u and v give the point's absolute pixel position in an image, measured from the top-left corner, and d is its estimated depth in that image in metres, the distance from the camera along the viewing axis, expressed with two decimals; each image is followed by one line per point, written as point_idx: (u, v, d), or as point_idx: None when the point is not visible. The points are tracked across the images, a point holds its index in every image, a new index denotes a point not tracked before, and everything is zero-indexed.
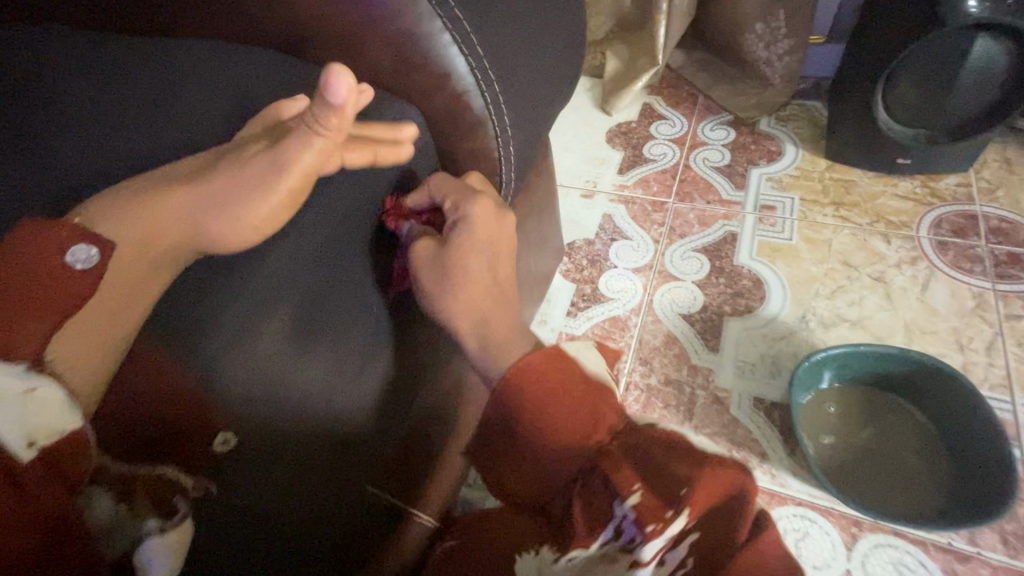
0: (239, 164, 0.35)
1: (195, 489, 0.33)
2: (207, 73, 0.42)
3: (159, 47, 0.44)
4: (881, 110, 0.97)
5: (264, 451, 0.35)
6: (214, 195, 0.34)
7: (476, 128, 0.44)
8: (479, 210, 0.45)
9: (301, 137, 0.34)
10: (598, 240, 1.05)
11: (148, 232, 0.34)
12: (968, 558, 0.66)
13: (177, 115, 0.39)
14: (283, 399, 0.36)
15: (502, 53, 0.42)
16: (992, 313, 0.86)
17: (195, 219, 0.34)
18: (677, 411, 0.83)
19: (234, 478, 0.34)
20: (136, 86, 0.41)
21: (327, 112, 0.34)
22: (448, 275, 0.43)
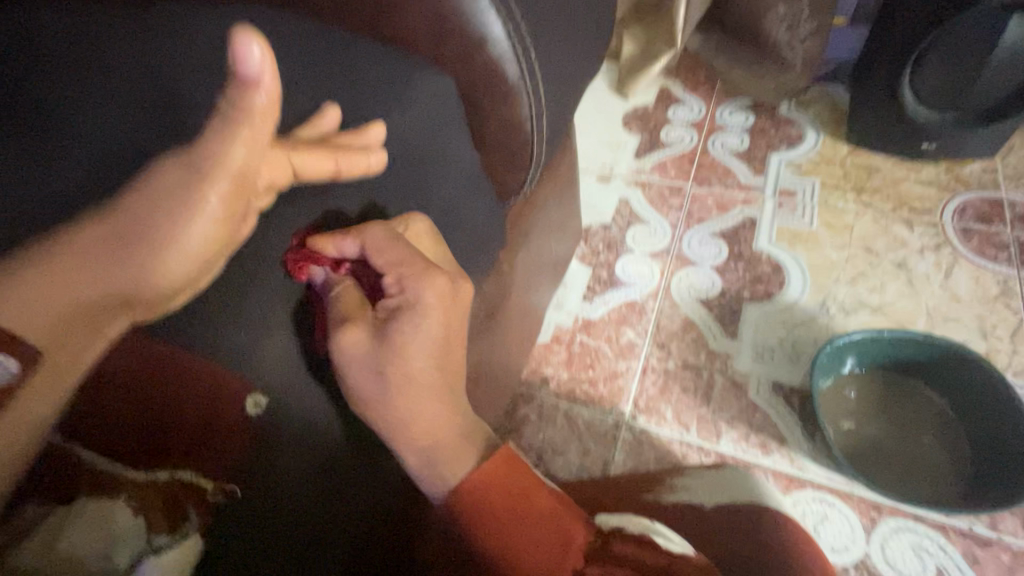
0: (148, 185, 0.29)
1: (216, 489, 0.30)
2: (191, 78, 0.38)
3: (153, 32, 0.40)
4: (907, 93, 0.95)
5: (290, 436, 0.32)
6: (138, 222, 0.29)
7: (509, 99, 0.43)
8: (429, 291, 0.36)
9: (221, 133, 0.28)
10: (615, 225, 1.04)
11: (60, 280, 0.27)
12: (988, 543, 0.66)
13: (187, 98, 0.37)
14: (293, 385, 0.32)
15: (536, 21, 0.41)
16: (1016, 300, 0.85)
17: (116, 256, 0.28)
18: (694, 395, 0.82)
19: (258, 468, 0.31)
20: (143, 62, 0.39)
21: (241, 92, 0.28)
22: (387, 380, 0.34)
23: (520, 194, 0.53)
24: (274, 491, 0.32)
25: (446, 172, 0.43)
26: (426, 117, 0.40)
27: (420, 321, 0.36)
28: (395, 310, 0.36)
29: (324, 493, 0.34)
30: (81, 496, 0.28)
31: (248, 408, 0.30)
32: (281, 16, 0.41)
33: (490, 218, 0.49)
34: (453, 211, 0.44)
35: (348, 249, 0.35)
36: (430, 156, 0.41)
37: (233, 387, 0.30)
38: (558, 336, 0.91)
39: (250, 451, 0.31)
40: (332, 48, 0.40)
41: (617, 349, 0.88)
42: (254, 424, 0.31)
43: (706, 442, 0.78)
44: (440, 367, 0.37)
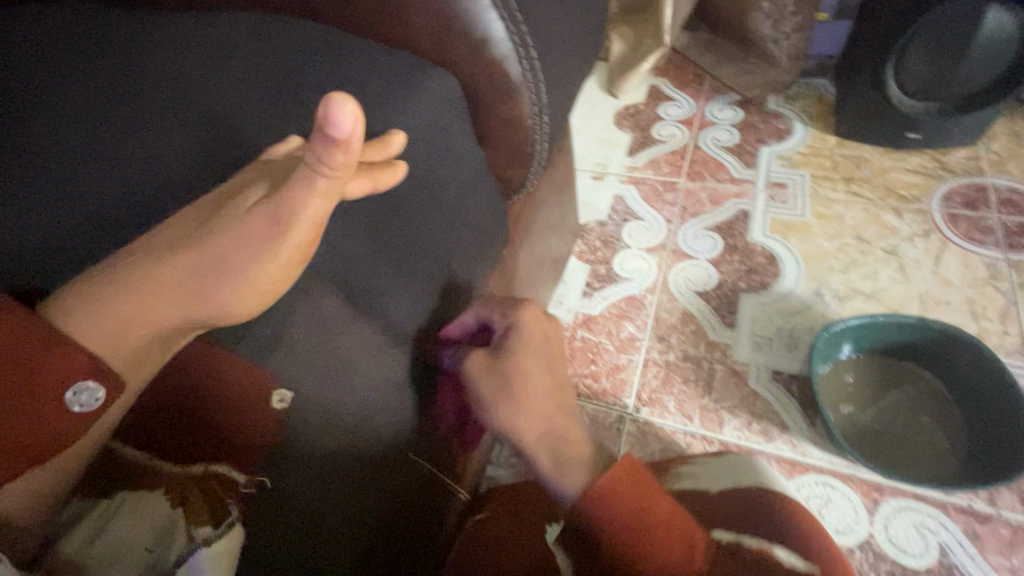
0: (232, 223, 0.30)
1: (250, 481, 0.31)
2: (203, 91, 0.38)
3: (165, 49, 0.41)
4: (892, 83, 0.97)
5: (319, 441, 0.33)
6: (211, 255, 0.29)
7: (513, 96, 0.44)
8: (526, 319, 0.45)
9: (302, 181, 0.29)
10: (611, 222, 1.05)
11: (141, 303, 0.29)
12: (988, 519, 0.68)
13: (211, 110, 0.37)
14: (320, 381, 0.33)
15: (536, 21, 0.43)
16: (1005, 283, 0.87)
17: (189, 285, 0.29)
18: (696, 385, 0.84)
19: (290, 467, 0.32)
20: (165, 79, 0.39)
21: (331, 151, 0.28)
22: (509, 395, 0.42)
23: (523, 190, 0.54)
24: (297, 479, 0.32)
25: (451, 168, 0.43)
26: (434, 118, 0.41)
27: (524, 347, 0.44)
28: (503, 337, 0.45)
29: (346, 484, 0.34)
30: (120, 492, 0.30)
31: (275, 403, 0.31)
32: (286, 24, 0.42)
33: (495, 214, 0.50)
34: (460, 208, 0.45)
35: (466, 321, 0.44)
36: (437, 153, 0.42)
37: (262, 379, 0.31)
38: (559, 332, 0.92)
39: (283, 443, 0.32)
40: (339, 50, 0.40)
41: (618, 344, 0.89)
42: (283, 418, 0.32)
43: (709, 431, 0.79)
44: (549, 373, 0.45)
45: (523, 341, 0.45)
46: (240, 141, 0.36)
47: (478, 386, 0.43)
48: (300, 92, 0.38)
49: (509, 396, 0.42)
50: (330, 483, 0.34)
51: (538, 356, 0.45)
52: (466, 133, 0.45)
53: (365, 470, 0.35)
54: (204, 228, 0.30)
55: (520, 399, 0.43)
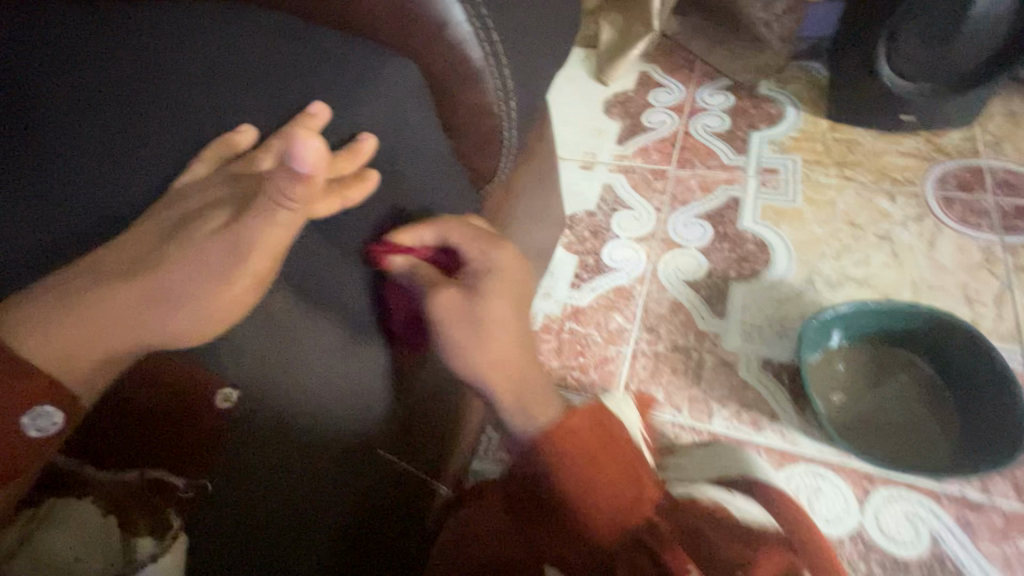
0: (190, 250, 0.30)
1: (191, 485, 0.32)
2: (143, 70, 0.36)
3: (106, 27, 0.38)
4: (884, 63, 0.95)
5: (261, 437, 0.34)
6: (166, 285, 0.30)
7: (476, 81, 0.43)
8: (502, 256, 0.42)
9: (262, 211, 0.29)
10: (599, 212, 1.03)
11: (94, 331, 0.29)
12: (981, 507, 0.67)
13: (148, 94, 0.35)
14: (268, 381, 0.33)
15: (497, 3, 0.41)
16: (1000, 266, 0.85)
17: (141, 314, 0.30)
18: (685, 376, 0.82)
19: (228, 463, 0.33)
20: (98, 61, 0.36)
21: (292, 183, 0.29)
22: (476, 330, 0.40)
23: (496, 179, 0.53)
24: (250, 475, 0.34)
25: (414, 157, 0.42)
26: (392, 105, 0.39)
27: (499, 280, 0.42)
28: (480, 275, 0.41)
29: (302, 480, 0.36)
30: (56, 499, 0.30)
31: (220, 403, 0.32)
32: (238, 8, 0.40)
33: (464, 205, 0.49)
34: (426, 200, 0.44)
35: (427, 237, 0.41)
36: (398, 141, 0.40)
37: (202, 385, 0.31)
38: (547, 324, 0.91)
39: (225, 441, 0.33)
40: (292, 34, 0.39)
41: (606, 335, 0.88)
42: (229, 419, 0.32)
43: (698, 422, 0.78)
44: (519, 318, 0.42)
45: (496, 272, 0.42)
46: (182, 130, 0.34)
47: (449, 330, 0.40)
48: (248, 77, 0.36)
49: (477, 339, 0.40)
50: (281, 479, 0.35)
51: (510, 285, 0.42)
52: (431, 122, 0.43)
53: (322, 467, 0.37)
54: (153, 252, 0.31)
55: (490, 342, 0.40)
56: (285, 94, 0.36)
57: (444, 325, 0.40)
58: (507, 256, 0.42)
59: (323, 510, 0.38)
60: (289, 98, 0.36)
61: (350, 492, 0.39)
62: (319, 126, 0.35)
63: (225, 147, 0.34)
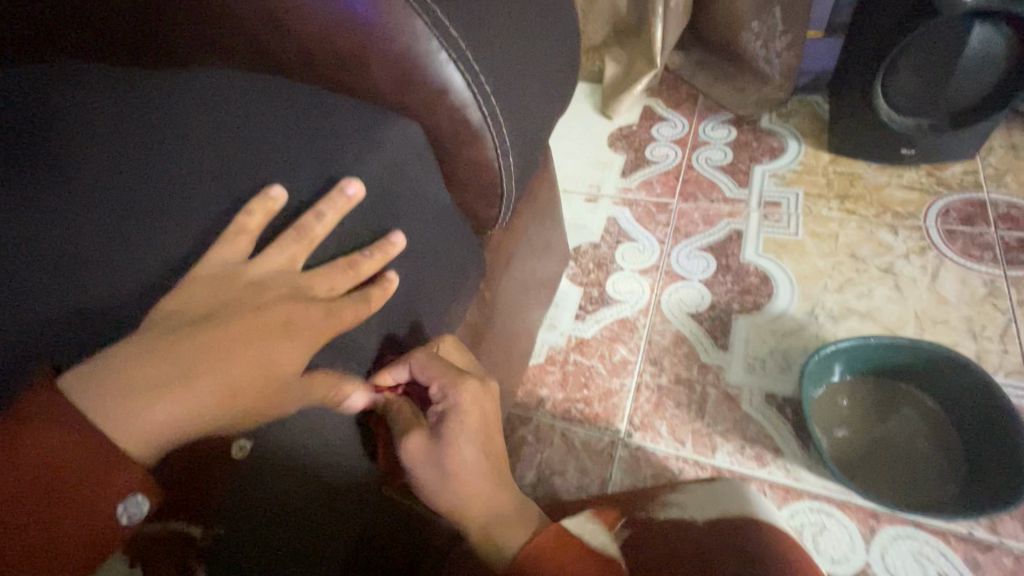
0: (273, 329, 0.34)
1: (206, 537, 0.34)
2: (177, 143, 0.39)
3: (143, 100, 0.42)
4: (882, 102, 0.97)
5: (270, 489, 0.35)
6: (241, 391, 0.33)
7: (475, 140, 0.45)
8: (467, 396, 0.42)
9: (349, 305, 0.38)
10: (604, 244, 1.06)
11: (158, 429, 0.31)
12: (990, 548, 0.66)
13: (181, 169, 0.38)
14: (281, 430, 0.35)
15: (496, 68, 0.44)
16: (1005, 300, 0.85)
17: (209, 415, 0.32)
18: (688, 409, 0.83)
19: (241, 513, 0.35)
20: (133, 138, 0.40)
21: (380, 292, 0.39)
22: (442, 472, 0.40)
23: (497, 225, 0.55)
24: (264, 523, 0.35)
25: (418, 212, 0.45)
26: (397, 166, 0.42)
27: (463, 423, 0.42)
28: (442, 415, 0.42)
29: (309, 536, 0.37)
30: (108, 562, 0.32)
31: (235, 452, 0.34)
32: (258, 79, 0.44)
33: (466, 251, 0.51)
34: (429, 249, 0.46)
35: (400, 372, 0.42)
36: (402, 198, 0.43)
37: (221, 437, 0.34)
38: (552, 356, 0.92)
39: (239, 490, 0.34)
40: (307, 104, 0.42)
41: (610, 367, 0.89)
42: (243, 465, 0.34)
43: (701, 456, 0.79)
44: (483, 450, 0.43)
45: (461, 413, 0.42)
46: (210, 202, 0.37)
47: (417, 472, 0.41)
48: (267, 147, 0.40)
49: (448, 481, 0.41)
50: (285, 534, 0.36)
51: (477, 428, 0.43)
52: (434, 178, 0.46)
53: (325, 521, 0.38)
54: (224, 356, 0.33)
55: (457, 482, 0.41)
56: (300, 161, 0.39)
57: (414, 469, 0.41)
58: (472, 387, 0.43)
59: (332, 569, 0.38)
60: (303, 164, 0.39)
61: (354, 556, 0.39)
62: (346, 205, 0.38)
63: (262, 215, 0.37)
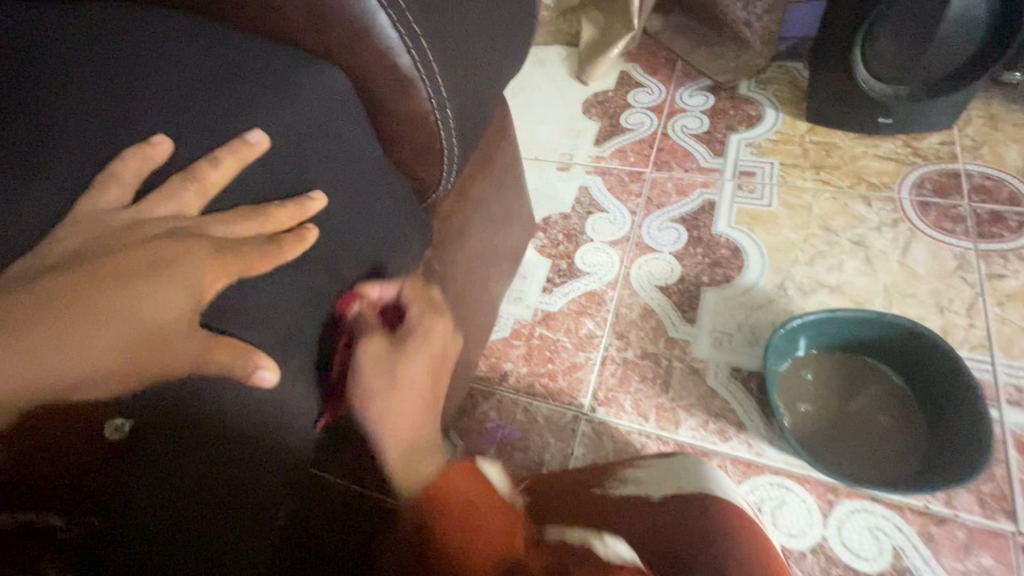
0: (161, 284, 0.31)
1: (71, 525, 0.30)
2: (57, 83, 0.34)
3: (28, 38, 0.37)
4: (860, 66, 0.94)
5: (159, 473, 0.32)
6: (117, 352, 0.30)
7: (407, 90, 0.41)
8: (438, 329, 0.45)
9: (256, 252, 0.34)
10: (574, 214, 1.02)
11: (19, 396, 0.28)
12: (944, 520, 0.66)
13: (51, 114, 0.33)
14: (175, 406, 0.32)
15: (428, 6, 0.39)
16: (974, 273, 0.84)
17: (81, 379, 0.30)
18: (653, 384, 0.81)
19: (121, 498, 0.31)
20: (1, 84, 0.34)
21: (294, 241, 0.36)
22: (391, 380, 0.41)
23: (443, 189, 0.51)
24: (158, 509, 0.32)
25: (344, 170, 0.40)
26: (315, 116, 0.38)
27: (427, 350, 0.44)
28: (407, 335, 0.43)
29: (204, 517, 0.34)
30: None
31: (110, 433, 0.30)
32: (151, 15, 0.38)
33: (406, 215, 0.47)
34: (359, 211, 0.42)
35: (387, 290, 0.43)
36: (322, 153, 0.39)
37: (91, 414, 0.30)
38: (517, 330, 0.90)
39: (112, 477, 0.31)
40: (207, 42, 0.37)
41: (576, 341, 0.87)
42: (119, 448, 0.31)
43: (665, 431, 0.77)
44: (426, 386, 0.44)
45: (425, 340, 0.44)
46: (88, 147, 0.32)
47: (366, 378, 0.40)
48: (155, 90, 0.34)
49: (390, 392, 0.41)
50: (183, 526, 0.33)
51: (434, 359, 0.45)
52: (362, 132, 0.42)
53: (226, 502, 0.35)
54: (92, 314, 0.30)
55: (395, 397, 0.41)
56: (194, 106, 0.34)
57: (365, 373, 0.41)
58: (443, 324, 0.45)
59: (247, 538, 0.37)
60: (199, 110, 0.34)
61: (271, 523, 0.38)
62: (254, 155, 0.35)
63: (141, 162, 0.32)
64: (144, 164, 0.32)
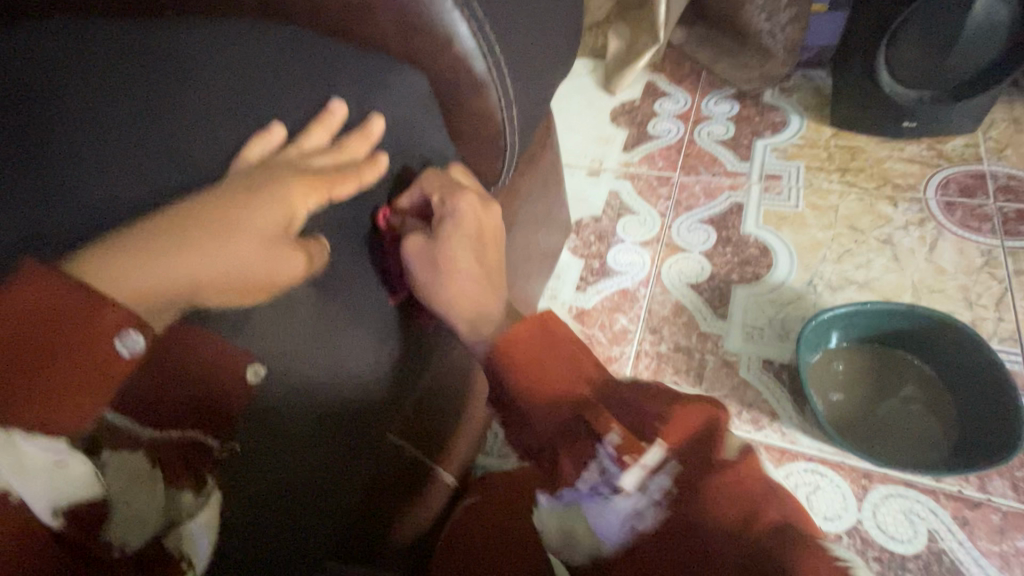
0: (261, 193, 0.36)
1: (222, 448, 0.34)
2: (189, 75, 0.39)
3: (151, 37, 0.42)
4: (883, 72, 0.98)
5: (282, 410, 0.37)
6: (238, 257, 0.34)
7: (479, 92, 0.46)
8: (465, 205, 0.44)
9: (338, 174, 0.39)
10: (605, 217, 1.06)
11: (161, 293, 0.32)
12: (979, 505, 0.68)
13: (168, 107, 0.38)
14: (290, 352, 0.37)
15: (501, 19, 0.45)
16: (1001, 269, 0.86)
17: (208, 278, 0.33)
18: (686, 376, 0.84)
19: (254, 428, 0.36)
20: (140, 67, 0.40)
21: (366, 167, 0.40)
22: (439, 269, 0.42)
23: (500, 183, 0.56)
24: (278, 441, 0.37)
25: (420, 159, 0.45)
26: (403, 113, 0.43)
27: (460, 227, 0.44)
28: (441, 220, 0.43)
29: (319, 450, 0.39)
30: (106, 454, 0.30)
31: (249, 377, 0.35)
32: (262, 24, 0.44)
33: None
34: None
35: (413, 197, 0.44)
36: (407, 148, 0.44)
37: (235, 354, 0.34)
38: None
39: (248, 412, 0.35)
40: (307, 48, 0.42)
41: (610, 336, 0.91)
42: (254, 388, 0.35)
43: None
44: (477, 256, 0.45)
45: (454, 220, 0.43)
46: (219, 134, 0.38)
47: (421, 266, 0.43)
48: (273, 87, 0.40)
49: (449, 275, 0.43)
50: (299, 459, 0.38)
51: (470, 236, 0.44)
52: (439, 130, 0.47)
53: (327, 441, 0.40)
54: (213, 226, 0.34)
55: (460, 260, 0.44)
56: (311, 104, 0.40)
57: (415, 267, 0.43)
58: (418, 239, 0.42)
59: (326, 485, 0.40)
60: (311, 108, 0.40)
61: (350, 479, 0.42)
62: (335, 121, 0.40)
63: (264, 144, 0.38)
64: (266, 147, 0.38)
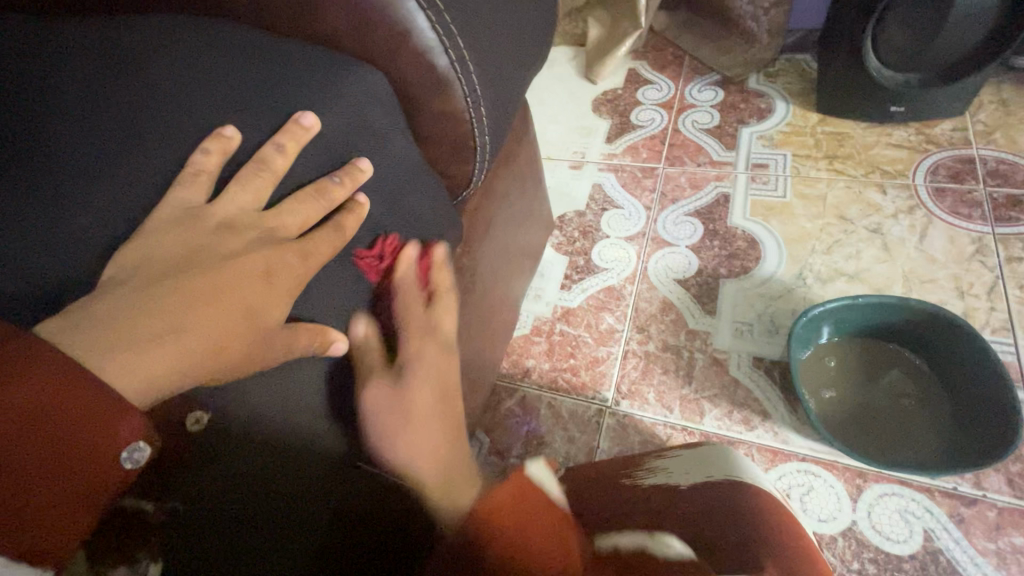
0: (248, 269, 0.34)
1: (158, 508, 0.32)
2: (123, 84, 0.36)
3: (86, 44, 0.38)
4: (870, 56, 0.95)
5: (224, 461, 0.34)
6: (229, 340, 0.32)
7: (444, 89, 0.42)
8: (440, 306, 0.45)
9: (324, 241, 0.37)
10: (589, 212, 1.03)
11: (156, 383, 0.30)
12: (974, 502, 0.66)
13: (95, 123, 0.34)
14: (237, 399, 0.34)
15: (464, 8, 0.41)
16: (992, 257, 0.84)
17: (200, 363, 0.32)
18: (676, 376, 0.82)
19: (195, 481, 0.33)
20: (77, 80, 0.36)
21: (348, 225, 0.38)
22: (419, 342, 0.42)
23: (473, 186, 0.52)
24: (221, 493, 0.34)
25: (381, 164, 0.42)
26: (359, 115, 0.39)
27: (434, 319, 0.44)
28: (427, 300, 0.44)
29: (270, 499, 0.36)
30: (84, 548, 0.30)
31: (190, 426, 0.33)
32: (204, 20, 0.40)
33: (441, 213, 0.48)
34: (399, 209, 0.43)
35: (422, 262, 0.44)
36: (365, 154, 0.40)
37: (171, 409, 0.32)
38: (538, 326, 0.91)
39: (184, 463, 0.33)
40: (251, 45, 0.38)
41: (597, 336, 0.88)
42: (197, 439, 0.33)
43: (691, 422, 0.78)
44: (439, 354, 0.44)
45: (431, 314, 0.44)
46: (153, 147, 0.34)
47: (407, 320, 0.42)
48: (215, 91, 0.36)
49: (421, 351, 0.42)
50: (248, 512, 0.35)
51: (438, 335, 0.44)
52: (401, 132, 0.43)
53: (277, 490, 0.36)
54: (196, 299, 0.32)
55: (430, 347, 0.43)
56: (256, 108, 0.36)
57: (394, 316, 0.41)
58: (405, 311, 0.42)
59: (288, 550, 0.37)
60: (254, 112, 0.36)
61: (312, 529, 0.39)
62: (305, 139, 0.37)
63: (218, 154, 0.35)
64: (207, 160, 0.35)
